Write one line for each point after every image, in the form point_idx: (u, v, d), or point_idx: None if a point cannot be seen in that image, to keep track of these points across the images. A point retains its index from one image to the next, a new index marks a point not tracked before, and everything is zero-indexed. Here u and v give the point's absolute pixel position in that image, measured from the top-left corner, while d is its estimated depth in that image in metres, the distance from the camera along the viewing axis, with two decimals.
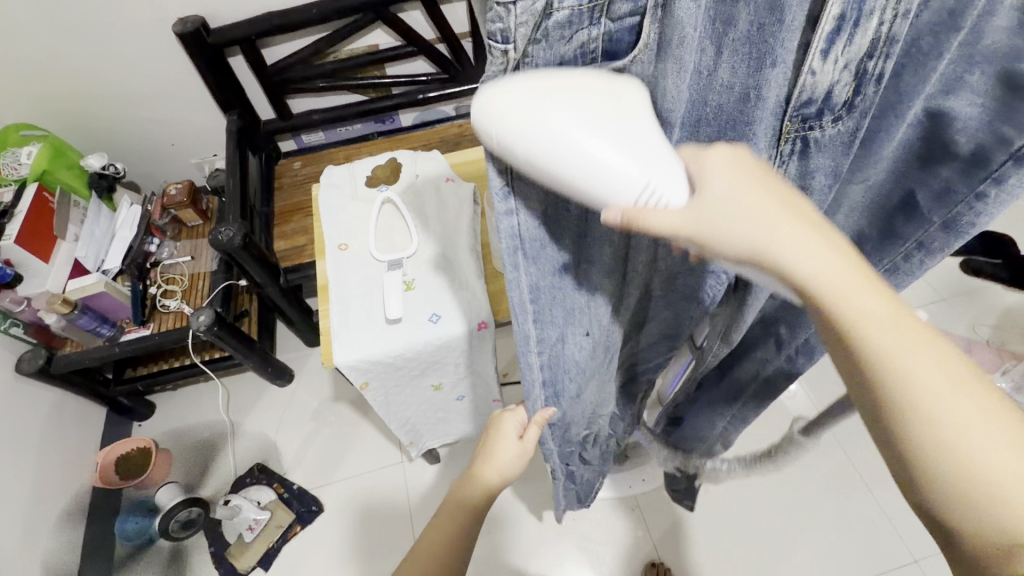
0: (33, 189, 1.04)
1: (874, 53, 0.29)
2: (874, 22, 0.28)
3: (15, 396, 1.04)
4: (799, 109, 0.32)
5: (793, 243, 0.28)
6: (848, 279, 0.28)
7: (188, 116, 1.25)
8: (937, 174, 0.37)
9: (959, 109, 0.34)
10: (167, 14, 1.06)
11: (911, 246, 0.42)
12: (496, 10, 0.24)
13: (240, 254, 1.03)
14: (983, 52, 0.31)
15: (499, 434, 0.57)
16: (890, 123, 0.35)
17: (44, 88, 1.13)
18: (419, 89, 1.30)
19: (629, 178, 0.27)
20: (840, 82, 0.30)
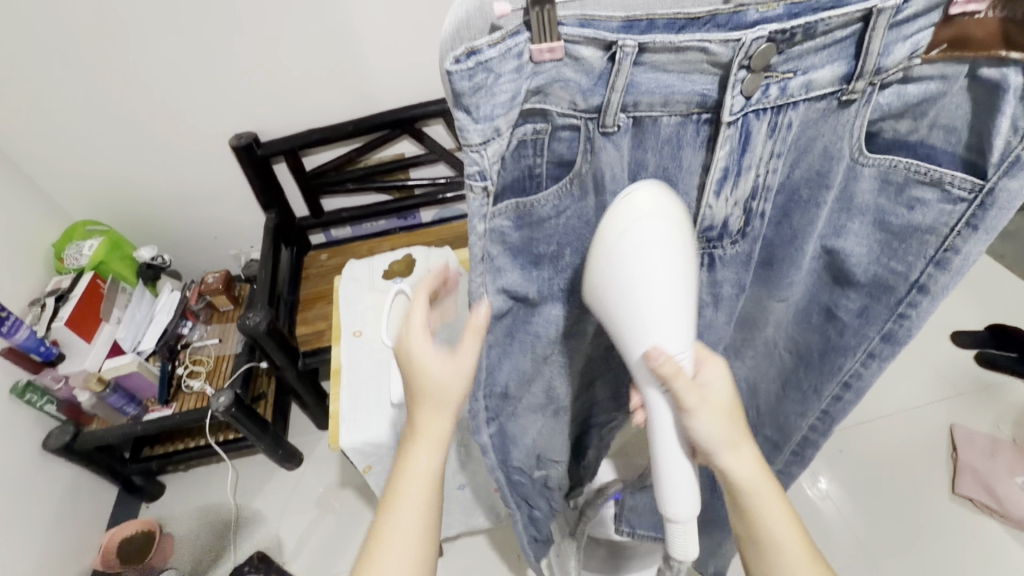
0: (88, 277, 1.16)
1: (755, 195, 0.42)
2: (750, 174, 0.40)
3: (35, 473, 1.08)
4: (705, 232, 0.43)
5: (751, 458, 0.44)
6: (769, 495, 0.44)
7: (231, 213, 1.40)
8: (848, 297, 0.51)
9: (851, 247, 0.47)
10: (225, 130, 1.24)
11: (862, 355, 0.53)
12: (471, 155, 0.36)
13: (263, 338, 1.10)
14: (859, 205, 0.45)
15: None
16: (795, 251, 0.48)
17: (113, 191, 1.30)
18: (438, 190, 1.43)
19: (679, 338, 0.41)
20: (733, 216, 0.42)
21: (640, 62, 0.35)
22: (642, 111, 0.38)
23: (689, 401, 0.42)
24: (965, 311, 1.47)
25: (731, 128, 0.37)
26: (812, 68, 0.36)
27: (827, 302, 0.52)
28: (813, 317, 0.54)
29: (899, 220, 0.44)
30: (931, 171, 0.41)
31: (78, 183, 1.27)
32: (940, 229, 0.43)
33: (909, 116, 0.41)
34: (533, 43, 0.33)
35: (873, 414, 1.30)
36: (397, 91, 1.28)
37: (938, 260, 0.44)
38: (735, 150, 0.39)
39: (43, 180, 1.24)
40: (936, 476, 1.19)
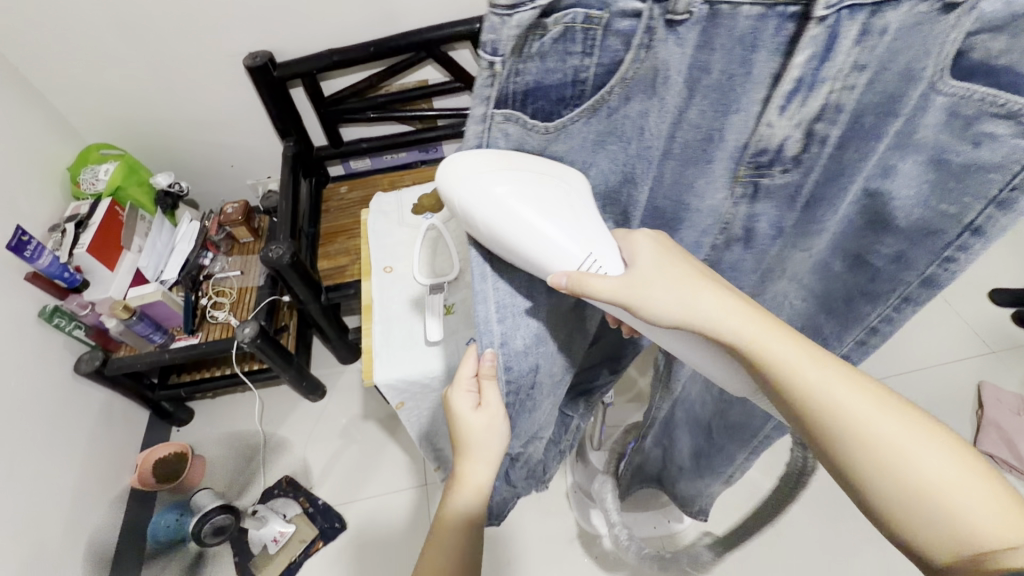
0: (106, 203, 1.13)
1: (822, 117, 0.36)
2: (824, 90, 0.34)
3: (69, 396, 1.10)
4: (755, 158, 0.39)
5: (714, 304, 0.39)
6: (774, 336, 0.38)
7: (248, 141, 1.34)
8: (885, 243, 0.44)
9: (898, 191, 0.39)
10: (239, 49, 1.16)
11: (895, 300, 0.47)
12: (492, 20, 0.29)
13: (287, 272, 1.08)
14: (917, 141, 0.36)
15: (453, 415, 0.52)
16: (837, 191, 0.41)
17: (125, 114, 1.24)
18: (463, 121, 1.36)
19: (626, 165, 0.34)
20: (791, 138, 0.37)
21: None
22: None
23: (614, 299, 0.40)
24: (1008, 267, 1.41)
25: (821, 25, 0.31)
26: None
27: (857, 249, 0.46)
28: (836, 266, 0.49)
29: (960, 157, 0.36)
30: (1008, 102, 0.32)
31: (90, 105, 1.21)
32: (1010, 166, 0.35)
33: (1008, 32, 0.30)
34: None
35: (899, 369, 1.28)
36: (421, 10, 1.17)
37: (1000, 201, 0.36)
38: (816, 56, 0.32)
39: (51, 99, 1.18)
40: (959, 431, 1.18)
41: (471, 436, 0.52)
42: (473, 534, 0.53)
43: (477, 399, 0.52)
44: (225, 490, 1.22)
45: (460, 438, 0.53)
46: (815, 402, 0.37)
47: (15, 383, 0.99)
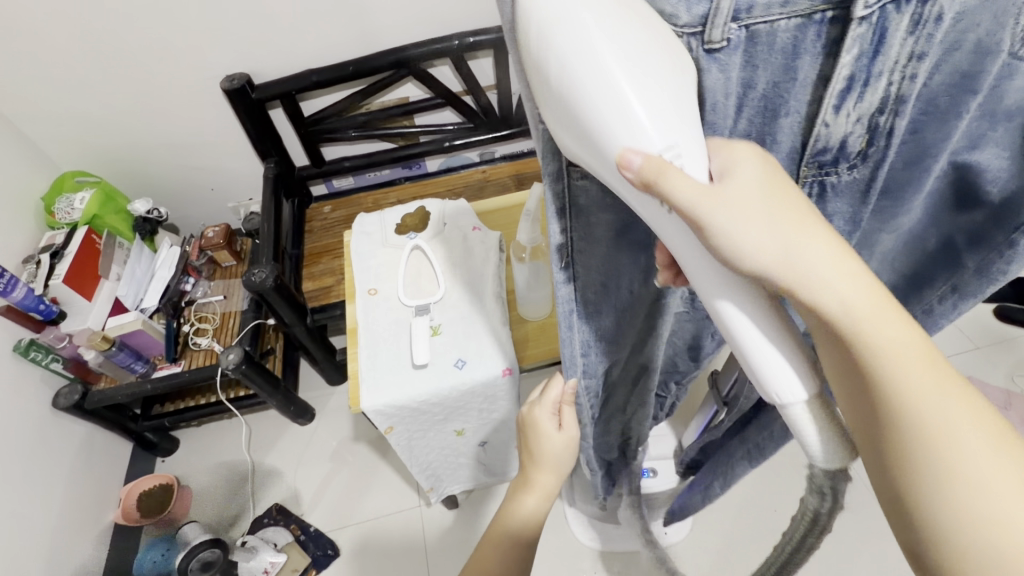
0: (83, 232, 1.11)
1: (885, 109, 0.29)
2: (882, 83, 0.27)
3: (47, 431, 1.07)
4: (815, 157, 0.32)
5: (820, 251, 0.29)
6: (871, 301, 0.29)
7: (228, 164, 1.33)
8: (971, 216, 0.38)
9: (986, 160, 0.33)
10: (217, 72, 1.15)
11: (945, 288, 0.44)
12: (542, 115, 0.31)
13: (271, 295, 1.06)
14: (1006, 110, 0.30)
15: (535, 429, 0.56)
16: (919, 176, 0.34)
17: (100, 140, 1.22)
18: (446, 137, 1.36)
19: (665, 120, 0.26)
20: (853, 134, 0.30)
21: None
22: (758, 19, 0.26)
23: (701, 210, 0.28)
24: None
25: (864, 26, 0.25)
26: None
27: (947, 228, 0.40)
28: (928, 243, 0.42)
29: None
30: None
31: (64, 133, 1.19)
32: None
33: None
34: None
35: None
36: (400, 28, 1.17)
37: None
38: (866, 52, 0.26)
39: (24, 127, 1.16)
40: None
41: (544, 452, 0.56)
42: (526, 548, 0.55)
43: (557, 417, 0.56)
44: (212, 522, 1.19)
45: (536, 451, 0.56)
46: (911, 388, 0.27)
47: None
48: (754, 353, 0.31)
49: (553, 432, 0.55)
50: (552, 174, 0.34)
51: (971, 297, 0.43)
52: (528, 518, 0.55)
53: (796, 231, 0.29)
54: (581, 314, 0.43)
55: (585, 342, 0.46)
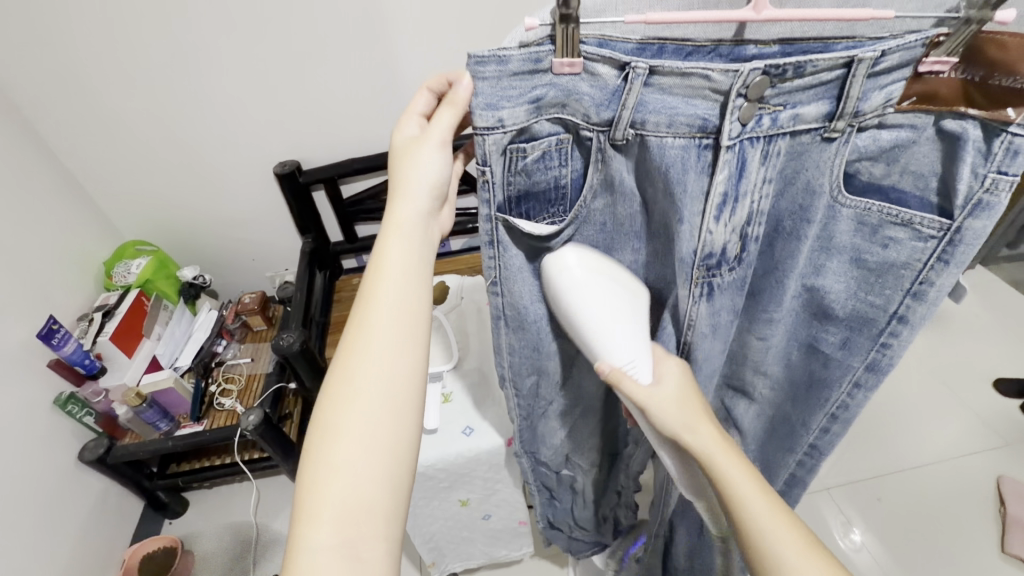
0: (134, 294, 1.21)
1: (749, 222, 0.45)
2: (746, 200, 0.43)
3: (69, 483, 1.11)
4: (705, 260, 0.45)
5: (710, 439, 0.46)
6: (738, 468, 0.44)
7: (270, 238, 1.46)
8: (831, 331, 0.52)
9: (830, 285, 0.50)
10: (272, 158, 1.31)
11: (850, 387, 0.54)
12: (478, 140, 0.43)
13: (296, 359, 1.13)
14: (837, 245, 0.47)
15: (400, 163, 0.51)
16: (777, 284, 0.50)
17: (162, 214, 1.38)
18: (469, 220, 1.47)
19: (627, 350, 0.47)
20: (731, 241, 0.45)
21: (650, 83, 0.40)
22: (649, 130, 0.41)
23: (637, 399, 0.47)
24: (1009, 357, 1.42)
25: (730, 152, 0.40)
26: (800, 103, 0.40)
27: (810, 338, 0.54)
28: (799, 351, 0.56)
29: (875, 257, 0.46)
30: (901, 213, 0.43)
31: (134, 207, 1.35)
32: (914, 264, 0.45)
33: (882, 160, 0.43)
34: (556, 56, 0.39)
35: (908, 463, 1.25)
36: None
37: (914, 293, 0.46)
38: (733, 175, 0.42)
39: (99, 201, 1.32)
40: (985, 531, 1.13)
41: (410, 193, 0.49)
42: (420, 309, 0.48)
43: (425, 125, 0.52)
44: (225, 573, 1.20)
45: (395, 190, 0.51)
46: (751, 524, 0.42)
47: (19, 467, 1.00)
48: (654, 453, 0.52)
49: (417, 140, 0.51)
50: (486, 218, 0.47)
51: (872, 389, 0.53)
52: (404, 289, 0.47)
53: (695, 420, 0.47)
54: (507, 326, 0.56)
55: (509, 343, 0.58)
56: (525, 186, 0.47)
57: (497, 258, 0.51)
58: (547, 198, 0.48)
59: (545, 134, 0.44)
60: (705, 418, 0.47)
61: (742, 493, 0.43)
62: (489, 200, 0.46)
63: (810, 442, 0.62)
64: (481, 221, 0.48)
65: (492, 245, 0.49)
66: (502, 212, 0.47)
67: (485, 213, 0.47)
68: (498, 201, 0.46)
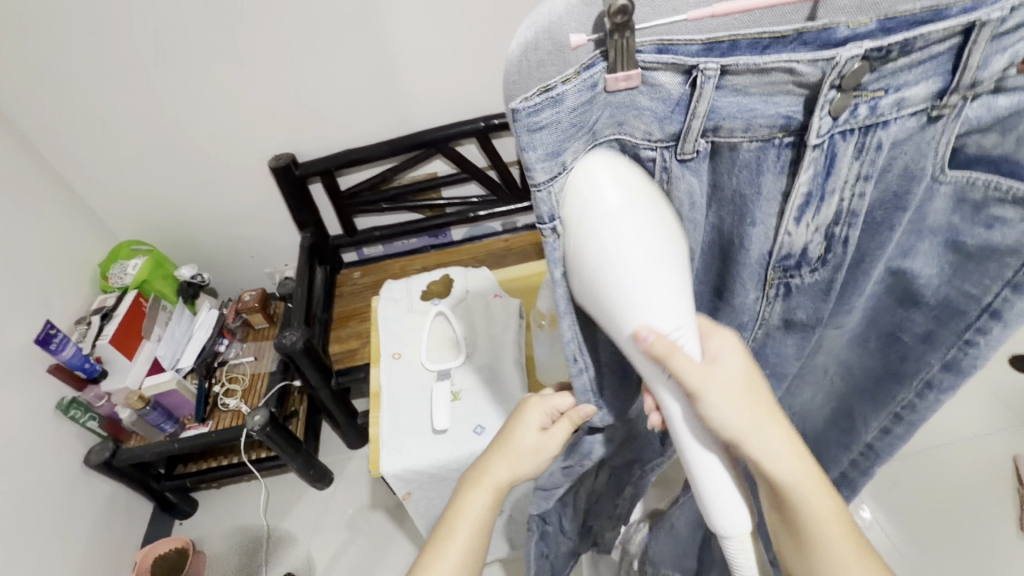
0: (132, 295, 1.19)
1: (839, 220, 0.38)
2: (835, 197, 0.37)
3: (75, 488, 1.10)
4: (781, 262, 0.40)
5: (780, 440, 0.39)
6: (811, 482, 0.40)
7: (268, 233, 1.43)
8: (915, 315, 0.45)
9: (920, 267, 0.42)
10: (266, 151, 1.27)
11: (919, 384, 0.48)
12: (539, 195, 0.35)
13: (299, 357, 1.10)
14: (931, 225, 0.40)
15: (519, 421, 0.53)
16: (860, 278, 0.44)
17: (157, 212, 1.35)
18: (470, 209, 1.44)
19: (674, 313, 0.37)
20: (814, 242, 0.39)
21: (722, 85, 0.33)
22: (722, 136, 0.35)
23: (695, 384, 0.37)
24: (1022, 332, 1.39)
25: (817, 149, 0.34)
26: (905, 85, 0.32)
27: (890, 321, 0.48)
28: (872, 339, 0.50)
29: (976, 241, 0.38)
30: (1011, 187, 0.35)
31: (127, 206, 1.32)
32: (1019, 252, 0.37)
33: (996, 130, 0.35)
34: (608, 73, 0.31)
35: (923, 445, 1.23)
36: (432, 112, 1.29)
37: (1015, 284, 0.38)
38: (820, 172, 0.35)
39: (92, 202, 1.29)
40: (1001, 511, 1.11)
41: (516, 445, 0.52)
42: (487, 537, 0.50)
43: (546, 425, 0.53)
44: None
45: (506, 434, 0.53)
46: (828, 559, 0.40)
47: (25, 474, 0.99)
48: (707, 491, 0.42)
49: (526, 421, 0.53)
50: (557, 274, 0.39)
51: (947, 391, 0.47)
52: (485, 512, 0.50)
53: (769, 422, 0.39)
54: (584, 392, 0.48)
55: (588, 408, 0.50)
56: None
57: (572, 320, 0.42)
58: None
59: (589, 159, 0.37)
60: (778, 418, 0.40)
61: (817, 514, 0.40)
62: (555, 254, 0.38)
63: (866, 442, 0.57)
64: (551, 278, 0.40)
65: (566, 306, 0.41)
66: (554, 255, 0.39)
67: (553, 260, 0.38)
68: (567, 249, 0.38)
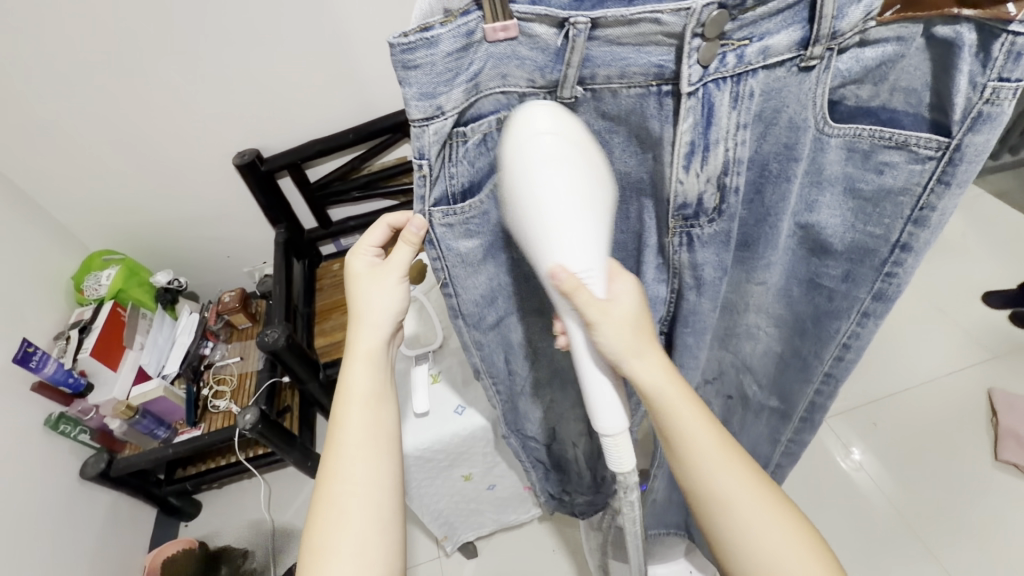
0: (109, 306, 1.18)
1: (728, 170, 0.42)
2: (720, 148, 0.40)
3: (74, 501, 1.10)
4: (680, 211, 0.44)
5: (658, 371, 0.44)
6: (693, 412, 0.45)
7: (242, 232, 1.41)
8: (830, 264, 0.50)
9: (825, 220, 0.47)
10: (229, 148, 1.24)
11: (858, 316, 0.51)
12: (415, 130, 0.38)
13: (284, 353, 1.10)
14: (829, 177, 0.44)
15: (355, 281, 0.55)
16: (771, 228, 0.48)
17: (129, 221, 1.33)
18: None
19: (584, 255, 0.40)
20: (707, 192, 0.43)
21: (594, 37, 0.36)
22: (600, 85, 0.40)
23: (591, 317, 0.41)
24: (992, 272, 1.43)
25: (692, 99, 0.38)
26: (767, 34, 0.37)
27: (809, 275, 0.52)
28: (794, 291, 0.54)
29: (870, 186, 0.43)
30: (894, 135, 0.40)
31: (94, 217, 1.29)
32: (913, 190, 0.42)
33: (869, 82, 0.40)
34: (486, 22, 0.35)
35: (902, 385, 1.27)
36: (394, 95, 1.27)
37: (915, 219, 0.43)
38: (700, 121, 0.39)
39: (58, 216, 1.26)
40: (978, 444, 1.16)
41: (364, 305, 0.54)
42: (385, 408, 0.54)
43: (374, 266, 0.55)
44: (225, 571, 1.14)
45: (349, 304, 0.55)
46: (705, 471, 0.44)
47: (20, 491, 0.99)
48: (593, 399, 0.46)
49: (380, 273, 0.54)
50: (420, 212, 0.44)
51: (881, 318, 0.50)
52: (369, 402, 0.52)
53: (647, 352, 0.44)
54: (471, 323, 0.54)
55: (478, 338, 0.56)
56: (471, 177, 0.44)
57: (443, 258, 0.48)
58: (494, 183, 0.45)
59: (482, 115, 0.41)
60: (656, 351, 0.44)
61: (697, 440, 0.44)
62: (423, 194, 0.42)
63: (823, 372, 0.58)
64: (416, 214, 0.44)
65: (434, 245, 0.46)
66: (441, 206, 0.44)
67: (419, 208, 0.43)
68: (433, 196, 0.43)
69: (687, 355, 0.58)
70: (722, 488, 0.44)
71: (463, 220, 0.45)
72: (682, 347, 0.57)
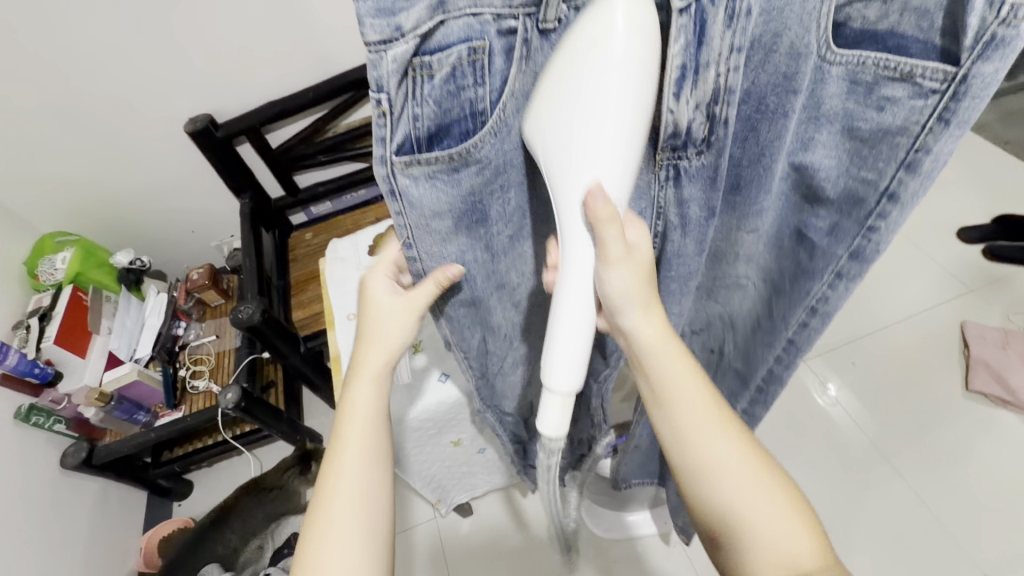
0: (68, 291, 1.12)
1: (718, 99, 0.38)
2: (711, 73, 0.37)
3: (60, 491, 1.08)
4: (669, 140, 0.41)
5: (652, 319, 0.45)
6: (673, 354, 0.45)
7: (205, 205, 1.34)
8: (819, 215, 0.48)
9: (819, 160, 0.45)
10: (180, 114, 1.15)
11: (831, 278, 0.50)
12: (372, 55, 0.34)
13: (261, 329, 1.06)
14: (827, 112, 0.42)
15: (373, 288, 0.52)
16: (765, 168, 0.46)
17: (79, 199, 1.24)
18: None
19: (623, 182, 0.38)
20: (697, 120, 0.40)
21: None
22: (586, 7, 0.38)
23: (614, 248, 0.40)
24: (967, 206, 1.44)
25: (684, 16, 0.34)
26: None
27: (799, 221, 0.50)
28: (784, 240, 0.53)
29: (868, 124, 0.40)
30: (898, 65, 0.36)
31: (40, 197, 1.20)
32: (912, 129, 0.38)
33: None
34: None
35: (879, 323, 1.30)
36: (353, 47, 1.17)
37: (908, 164, 0.39)
38: (691, 42, 0.35)
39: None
40: (950, 375, 1.20)
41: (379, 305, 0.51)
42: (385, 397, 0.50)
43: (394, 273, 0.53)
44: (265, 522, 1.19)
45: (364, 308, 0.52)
46: (677, 416, 0.45)
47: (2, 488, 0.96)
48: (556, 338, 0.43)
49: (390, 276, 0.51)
50: (380, 161, 0.39)
51: (855, 281, 0.49)
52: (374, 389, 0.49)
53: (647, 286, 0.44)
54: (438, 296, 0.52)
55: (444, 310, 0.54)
56: (440, 119, 0.39)
57: (407, 216, 0.43)
58: (466, 133, 0.40)
59: (451, 44, 0.36)
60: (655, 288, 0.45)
61: (675, 381, 0.45)
62: (383, 135, 0.37)
63: (788, 338, 0.58)
64: (376, 165, 0.39)
65: (396, 199, 0.41)
66: (405, 154, 0.39)
67: (380, 154, 0.38)
68: (395, 140, 0.38)
69: (671, 302, 0.56)
70: (689, 431, 0.45)
71: (430, 171, 0.41)
72: (666, 293, 0.55)
